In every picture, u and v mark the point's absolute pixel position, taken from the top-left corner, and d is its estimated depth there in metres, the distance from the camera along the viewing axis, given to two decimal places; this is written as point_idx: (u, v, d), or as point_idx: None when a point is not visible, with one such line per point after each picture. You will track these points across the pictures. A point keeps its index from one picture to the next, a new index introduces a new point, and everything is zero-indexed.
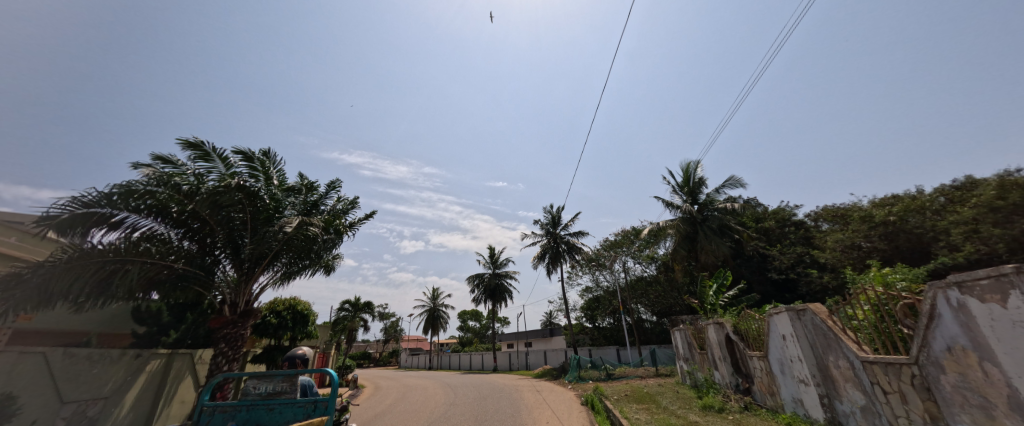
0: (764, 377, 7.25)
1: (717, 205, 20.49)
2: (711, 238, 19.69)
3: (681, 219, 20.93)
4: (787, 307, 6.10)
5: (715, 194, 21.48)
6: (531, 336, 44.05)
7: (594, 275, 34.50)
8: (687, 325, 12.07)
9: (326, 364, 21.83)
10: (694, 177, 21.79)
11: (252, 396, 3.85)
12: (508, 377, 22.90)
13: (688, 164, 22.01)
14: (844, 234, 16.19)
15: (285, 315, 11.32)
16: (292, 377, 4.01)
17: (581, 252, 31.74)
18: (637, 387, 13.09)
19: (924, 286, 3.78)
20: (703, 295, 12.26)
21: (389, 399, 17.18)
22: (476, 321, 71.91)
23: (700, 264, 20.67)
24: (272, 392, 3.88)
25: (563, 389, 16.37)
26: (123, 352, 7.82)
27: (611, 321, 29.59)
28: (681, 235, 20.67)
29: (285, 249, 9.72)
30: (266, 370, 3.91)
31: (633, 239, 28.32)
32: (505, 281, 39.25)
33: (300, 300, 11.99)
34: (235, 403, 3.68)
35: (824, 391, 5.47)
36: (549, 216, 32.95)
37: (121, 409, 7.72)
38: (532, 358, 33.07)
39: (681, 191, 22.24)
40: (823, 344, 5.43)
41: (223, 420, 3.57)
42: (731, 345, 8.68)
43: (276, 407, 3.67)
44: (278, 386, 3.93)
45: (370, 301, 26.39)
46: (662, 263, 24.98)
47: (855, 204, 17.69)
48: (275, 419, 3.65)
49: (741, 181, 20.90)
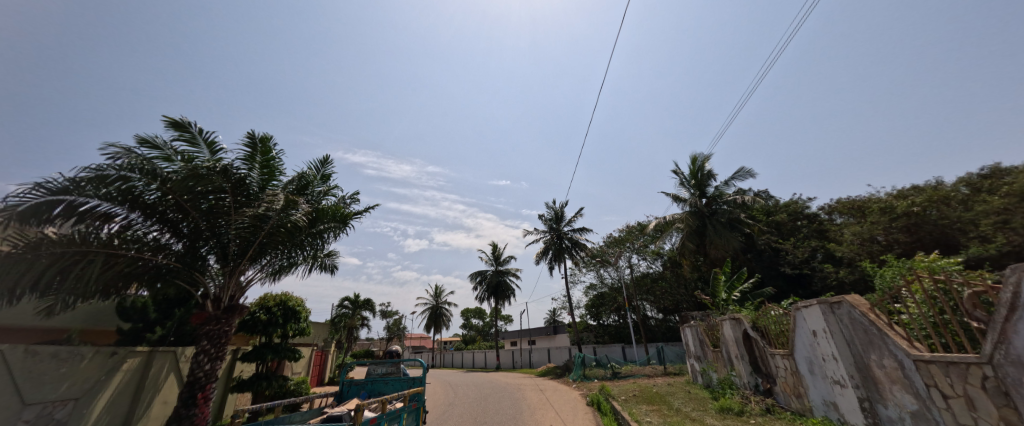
0: (789, 378, 6.61)
1: (725, 198, 19.87)
2: (721, 232, 18.98)
3: (689, 212, 20.48)
4: (819, 300, 5.47)
5: (724, 186, 20.75)
6: (535, 334, 43.55)
7: (597, 272, 33.84)
8: (699, 322, 11.42)
9: (324, 363, 21.33)
10: (702, 170, 21.08)
11: (372, 376, 8.06)
12: (511, 376, 22.38)
13: (695, 156, 21.30)
14: (862, 227, 15.48)
15: (275, 312, 10.79)
16: (396, 365, 8.31)
17: (585, 249, 31.10)
18: (645, 386, 12.44)
19: (1001, 270, 3.16)
20: (714, 290, 11.63)
21: None
22: (479, 319, 71.50)
23: (709, 259, 19.98)
24: (386, 372, 8.23)
25: (567, 388, 15.77)
26: (95, 350, 7.29)
27: (616, 318, 28.98)
28: (689, 229, 19.98)
29: (275, 241, 9.18)
30: (381, 361, 8.22)
31: (639, 234, 27.62)
32: (507, 278, 38.69)
33: (291, 296, 11.47)
34: (362, 382, 7.84)
35: (865, 394, 4.82)
36: (552, 212, 32.32)
37: (94, 411, 7.22)
38: (535, 356, 32.53)
39: (688, 184, 21.54)
40: (863, 341, 4.79)
41: (359, 388, 7.79)
42: (749, 342, 8.05)
43: (390, 381, 7.98)
44: (387, 371, 8.18)
45: (370, 299, 25.87)
46: (669, 258, 24.28)
47: (873, 196, 16.93)
48: (389, 386, 7.98)
49: (751, 172, 20.17)
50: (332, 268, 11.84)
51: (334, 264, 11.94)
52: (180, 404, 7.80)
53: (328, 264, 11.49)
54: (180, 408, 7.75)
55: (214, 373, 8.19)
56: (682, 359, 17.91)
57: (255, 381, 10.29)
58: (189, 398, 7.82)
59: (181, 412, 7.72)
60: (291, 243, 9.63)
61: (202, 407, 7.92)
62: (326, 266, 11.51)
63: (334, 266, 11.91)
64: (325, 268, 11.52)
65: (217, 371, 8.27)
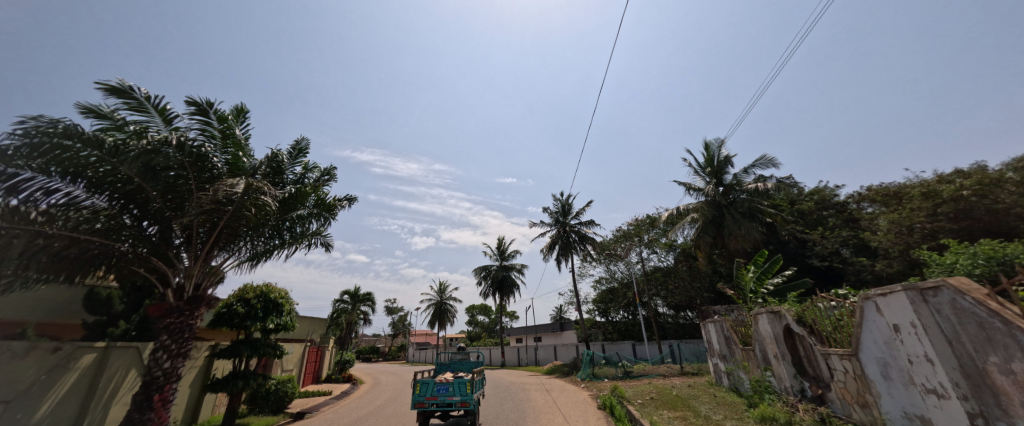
0: (852, 382, 5.39)
1: (744, 186, 18.53)
2: (741, 222, 17.68)
3: (705, 202, 19.22)
4: (904, 285, 4.28)
5: (743, 174, 19.38)
6: (541, 330, 42.50)
7: (606, 266, 32.61)
8: (724, 317, 10.20)
9: (320, 359, 20.41)
10: (719, 157, 19.73)
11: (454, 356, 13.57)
12: (516, 374, 21.34)
13: (711, 141, 19.95)
14: (901, 214, 14.03)
15: (254, 304, 9.79)
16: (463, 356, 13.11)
17: (593, 242, 29.89)
18: (663, 388, 11.27)
19: None
20: (740, 283, 10.42)
21: (383, 398, 15.69)
22: (485, 316, 70.61)
23: (727, 251, 18.67)
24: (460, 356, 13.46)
25: (575, 388, 14.64)
26: (33, 345, 6.31)
27: (626, 315, 27.75)
28: (706, 220, 18.68)
29: (247, 226, 8.14)
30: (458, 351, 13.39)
31: (650, 227, 26.26)
32: (513, 273, 37.62)
33: (274, 287, 10.47)
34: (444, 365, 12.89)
35: (978, 408, 3.62)
36: (559, 205, 31.11)
37: (30, 416, 6.24)
38: (541, 354, 31.46)
39: (704, 172, 20.20)
40: (979, 337, 3.56)
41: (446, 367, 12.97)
42: (794, 339, 6.83)
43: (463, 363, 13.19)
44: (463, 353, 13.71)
45: (370, 293, 24.90)
46: (683, 251, 22.94)
47: (910, 182, 15.50)
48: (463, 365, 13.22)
49: (774, 159, 18.79)
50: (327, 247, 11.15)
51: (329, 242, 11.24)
52: (133, 407, 6.79)
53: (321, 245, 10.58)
54: (132, 413, 6.74)
55: (175, 372, 7.21)
56: (699, 357, 16.69)
57: (230, 380, 9.33)
58: (143, 401, 6.81)
59: (133, 417, 6.70)
60: (267, 227, 8.63)
61: (159, 411, 6.91)
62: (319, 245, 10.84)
63: (328, 245, 11.18)
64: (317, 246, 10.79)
65: (178, 370, 7.28)
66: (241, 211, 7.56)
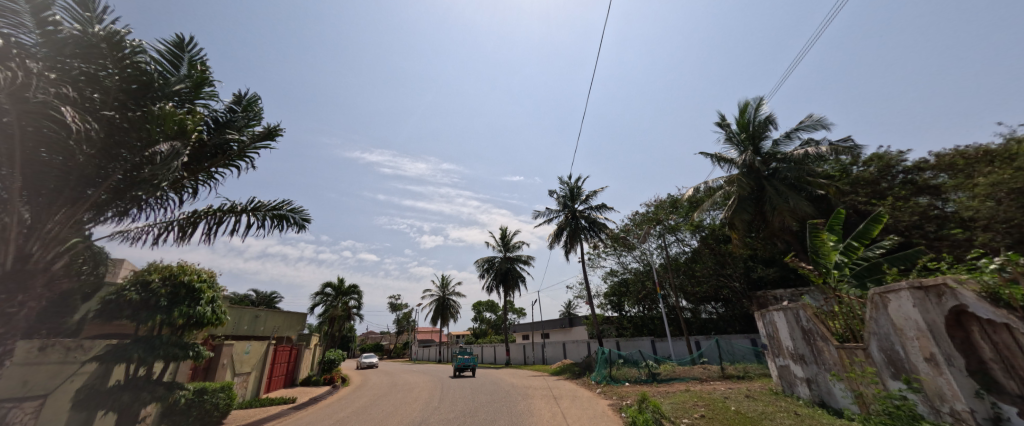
0: None
1: (786, 154, 15.80)
2: (787, 193, 14.69)
3: (739, 173, 16.35)
4: None
5: (785, 140, 16.28)
6: (548, 326, 39.95)
7: (618, 257, 29.74)
8: (799, 304, 7.37)
9: (296, 359, 17.89)
10: (756, 120, 16.74)
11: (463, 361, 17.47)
12: (519, 376, 18.68)
13: (747, 102, 16.90)
14: (1003, 173, 10.96)
15: (158, 290, 7.26)
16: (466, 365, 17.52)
17: (604, 229, 27.06)
18: (711, 399, 8.40)
19: None
20: (819, 259, 7.33)
21: (358, 403, 13.21)
22: (491, 312, 68.04)
23: (770, 230, 15.73)
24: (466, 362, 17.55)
25: (590, 395, 11.88)
26: None
27: (642, 308, 24.86)
28: (744, 193, 15.71)
29: (95, 164, 5.58)
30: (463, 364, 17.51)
31: (670, 210, 23.36)
32: (518, 266, 34.94)
33: (188, 267, 7.87)
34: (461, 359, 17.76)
35: None
36: (566, 188, 28.29)
37: None
38: (549, 352, 28.83)
39: (737, 140, 17.27)
40: None
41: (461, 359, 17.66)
42: (993, 333, 3.90)
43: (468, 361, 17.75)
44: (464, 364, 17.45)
45: (356, 285, 22.32)
46: (710, 232, 20.05)
47: (1005, 140, 12.43)
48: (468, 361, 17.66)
49: (823, 120, 15.74)
50: (306, 225, 8.27)
51: (310, 220, 8.33)
52: None
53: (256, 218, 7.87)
54: None
55: None
56: (739, 358, 13.79)
57: (117, 392, 6.72)
58: None
59: None
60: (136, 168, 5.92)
61: None
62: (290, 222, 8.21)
63: (308, 221, 8.29)
64: (283, 221, 8.15)
65: None
66: (54, 132, 4.96)
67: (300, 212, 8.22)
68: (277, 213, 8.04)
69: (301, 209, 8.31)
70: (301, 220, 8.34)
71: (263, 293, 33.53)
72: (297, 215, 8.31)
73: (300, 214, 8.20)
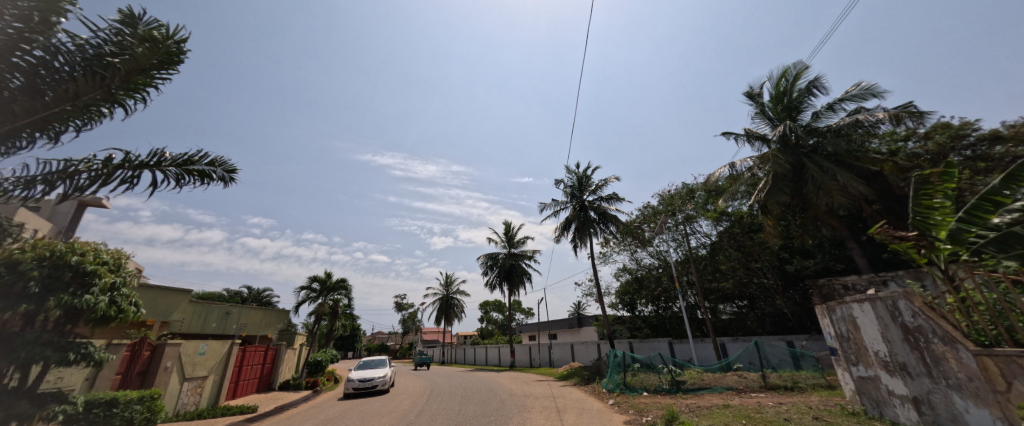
0: None
1: (829, 127, 13.57)
2: (835, 169, 12.45)
3: (774, 149, 14.12)
4: None
5: (827, 112, 14.00)
6: (556, 327, 37.90)
7: (631, 253, 27.53)
8: (900, 290, 5.16)
9: (275, 361, 16.13)
10: (793, 89, 14.55)
11: None
12: (520, 381, 16.70)
13: (784, 70, 14.73)
14: None
15: (33, 269, 5.44)
16: None
17: (616, 221, 24.90)
18: (765, 421, 6.25)
19: None
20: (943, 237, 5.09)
21: (331, 411, 11.38)
22: (499, 313, 66.02)
23: (811, 213, 13.45)
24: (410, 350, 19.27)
25: (600, 407, 9.86)
26: None
27: (657, 307, 22.69)
28: (780, 171, 13.49)
29: None
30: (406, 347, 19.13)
31: (689, 198, 21.12)
32: (523, 263, 32.97)
33: (80, 242, 6.12)
34: None
35: None
36: (575, 178, 26.26)
37: None
38: (555, 354, 26.81)
39: (770, 114, 15.12)
40: None
41: None
42: None
43: None
44: None
45: (345, 280, 20.60)
46: (735, 221, 17.68)
47: None
48: None
49: (874, 86, 13.40)
50: (232, 179, 7.08)
51: (236, 174, 7.14)
52: None
53: (180, 173, 6.46)
54: None
55: None
56: (790, 366, 11.22)
57: None
58: None
59: None
60: None
61: None
62: (212, 177, 6.81)
63: (232, 175, 7.11)
64: (201, 177, 6.67)
65: None
66: None
67: (223, 165, 6.95)
68: (194, 168, 6.56)
69: (221, 163, 7.01)
70: (224, 174, 7.03)
71: (256, 291, 32.21)
72: (218, 169, 6.96)
73: (223, 167, 6.93)
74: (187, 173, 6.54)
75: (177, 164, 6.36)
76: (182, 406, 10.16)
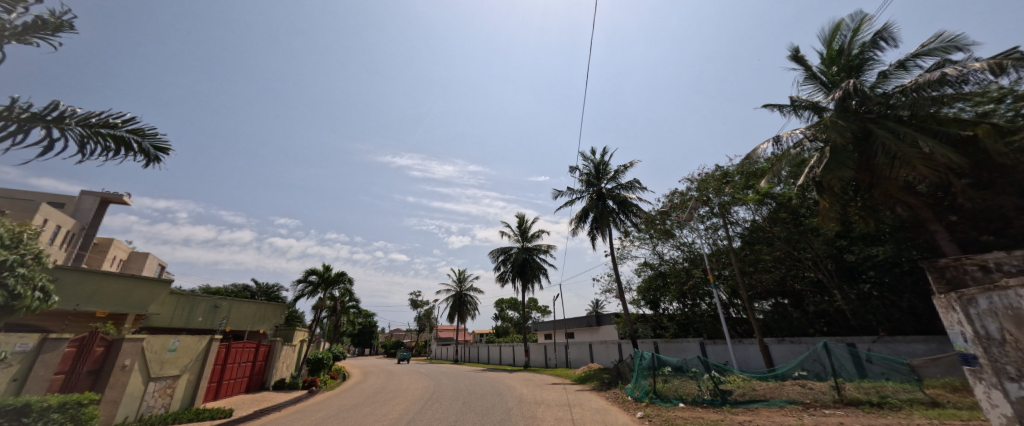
0: None
1: (901, 89, 11.34)
2: (913, 135, 10.25)
3: (833, 116, 11.90)
4: None
5: (897, 72, 11.78)
6: (573, 325, 36.09)
7: (653, 246, 25.47)
8: None
9: (269, 359, 15.00)
10: (852, 48, 12.35)
11: None
12: (533, 385, 15.07)
13: (839, 23, 12.50)
14: None
15: None
16: None
17: (637, 210, 22.86)
18: None
19: None
20: None
21: (316, 416, 10.01)
22: (514, 311, 64.47)
23: (880, 191, 11.27)
24: None
25: (627, 422, 8.12)
26: None
27: (684, 304, 20.59)
28: (840, 142, 11.35)
29: None
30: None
31: (721, 182, 18.95)
32: (536, 257, 31.24)
33: None
34: None
35: None
36: (592, 164, 24.31)
37: None
38: (572, 353, 25.06)
39: (824, 78, 12.92)
40: None
41: None
42: None
43: None
44: None
45: (345, 273, 19.38)
46: (780, 205, 15.44)
47: None
48: None
49: (958, 36, 11.08)
50: (157, 158, 5.84)
51: (165, 153, 5.93)
52: None
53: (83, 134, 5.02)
54: None
55: None
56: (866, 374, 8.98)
57: None
58: None
59: None
60: None
61: None
62: (133, 149, 5.54)
63: (159, 154, 5.86)
64: (116, 145, 5.33)
65: None
66: None
67: (152, 137, 5.72)
68: (109, 133, 5.22)
69: (149, 134, 5.77)
70: (149, 149, 5.77)
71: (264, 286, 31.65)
72: (143, 141, 5.70)
73: (151, 141, 5.71)
74: (98, 136, 5.16)
75: (84, 123, 4.98)
76: (147, 409, 8.94)
